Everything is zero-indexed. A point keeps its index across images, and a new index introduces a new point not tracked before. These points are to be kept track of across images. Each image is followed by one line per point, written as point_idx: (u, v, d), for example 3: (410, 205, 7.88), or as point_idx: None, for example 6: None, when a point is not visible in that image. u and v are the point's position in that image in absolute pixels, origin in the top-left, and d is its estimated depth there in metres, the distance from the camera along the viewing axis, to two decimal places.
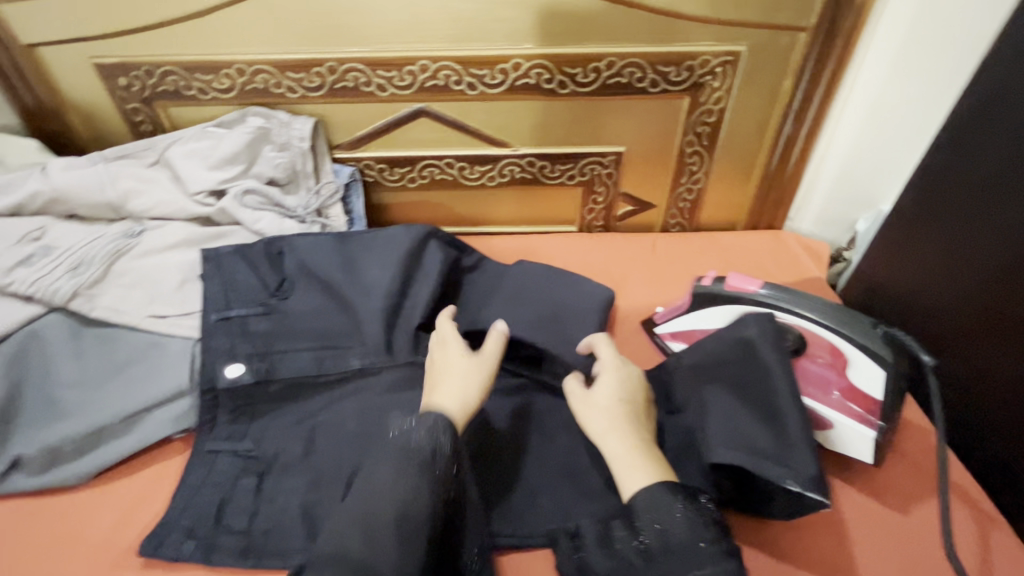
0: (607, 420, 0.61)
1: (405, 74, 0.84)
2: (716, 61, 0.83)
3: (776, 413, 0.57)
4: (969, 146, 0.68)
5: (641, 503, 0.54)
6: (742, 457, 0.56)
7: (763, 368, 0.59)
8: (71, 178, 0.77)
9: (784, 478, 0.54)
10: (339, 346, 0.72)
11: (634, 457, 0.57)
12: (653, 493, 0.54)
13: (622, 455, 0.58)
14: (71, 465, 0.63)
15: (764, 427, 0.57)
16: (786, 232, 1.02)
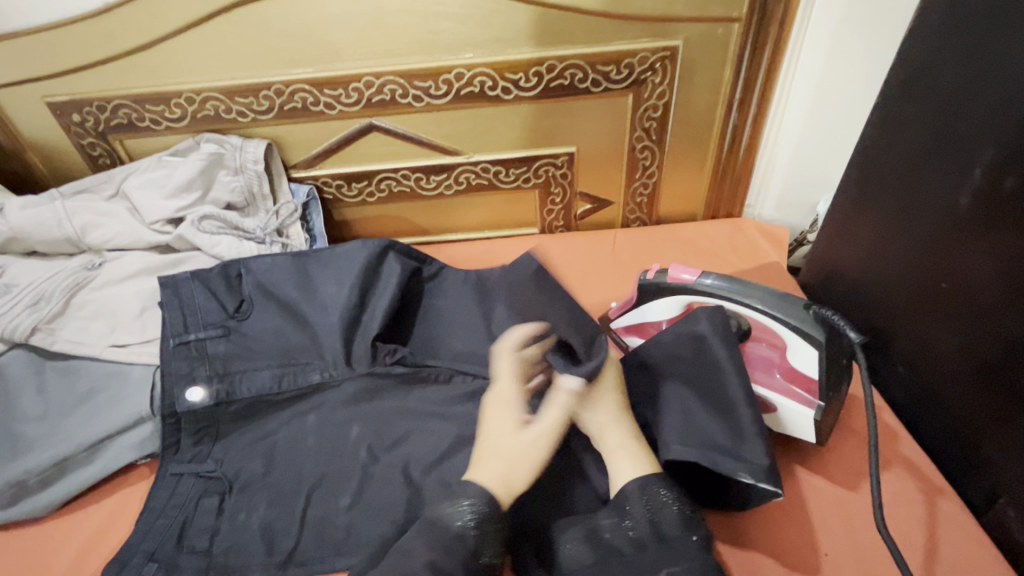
0: (601, 414, 0.61)
1: (351, 91, 0.85)
2: (655, 57, 0.84)
3: (730, 407, 0.58)
4: (895, 126, 0.68)
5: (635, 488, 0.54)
6: (697, 452, 0.56)
7: (717, 363, 0.60)
8: (28, 216, 0.79)
9: (739, 471, 0.54)
10: (297, 363, 0.72)
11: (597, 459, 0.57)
12: (647, 483, 0.54)
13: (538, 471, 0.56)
14: (37, 497, 0.64)
15: (717, 420, 0.58)
16: (745, 219, 1.03)
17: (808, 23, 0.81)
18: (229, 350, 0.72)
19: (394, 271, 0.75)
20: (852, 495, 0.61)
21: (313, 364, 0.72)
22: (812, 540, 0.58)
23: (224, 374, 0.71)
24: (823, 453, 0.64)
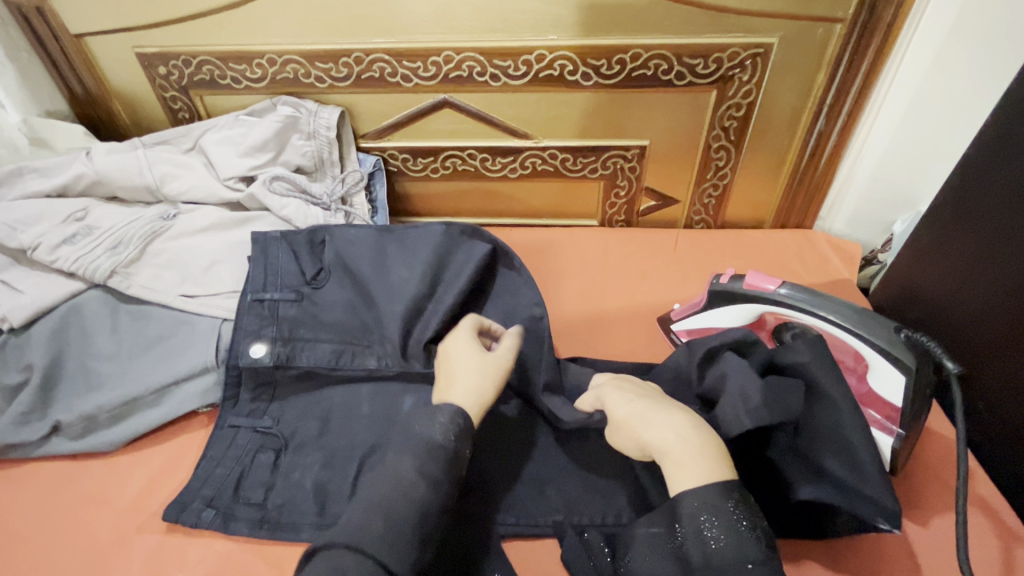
0: (639, 412, 0.55)
1: (430, 65, 0.84)
2: (746, 53, 0.80)
3: (839, 439, 0.54)
4: (1007, 148, 0.63)
5: (690, 502, 0.48)
6: (829, 491, 0.52)
7: (829, 400, 0.55)
8: (113, 162, 0.81)
9: (876, 516, 0.51)
10: (360, 339, 0.71)
11: (687, 456, 0.51)
12: (705, 495, 0.48)
13: (669, 450, 0.52)
14: (106, 432, 0.67)
15: (832, 458, 0.54)
16: (816, 232, 0.99)
17: (916, 29, 0.76)
18: (294, 316, 0.72)
19: (465, 266, 0.72)
20: (921, 530, 0.58)
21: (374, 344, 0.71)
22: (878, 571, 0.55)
23: (286, 338, 0.71)
24: (903, 487, 0.61)
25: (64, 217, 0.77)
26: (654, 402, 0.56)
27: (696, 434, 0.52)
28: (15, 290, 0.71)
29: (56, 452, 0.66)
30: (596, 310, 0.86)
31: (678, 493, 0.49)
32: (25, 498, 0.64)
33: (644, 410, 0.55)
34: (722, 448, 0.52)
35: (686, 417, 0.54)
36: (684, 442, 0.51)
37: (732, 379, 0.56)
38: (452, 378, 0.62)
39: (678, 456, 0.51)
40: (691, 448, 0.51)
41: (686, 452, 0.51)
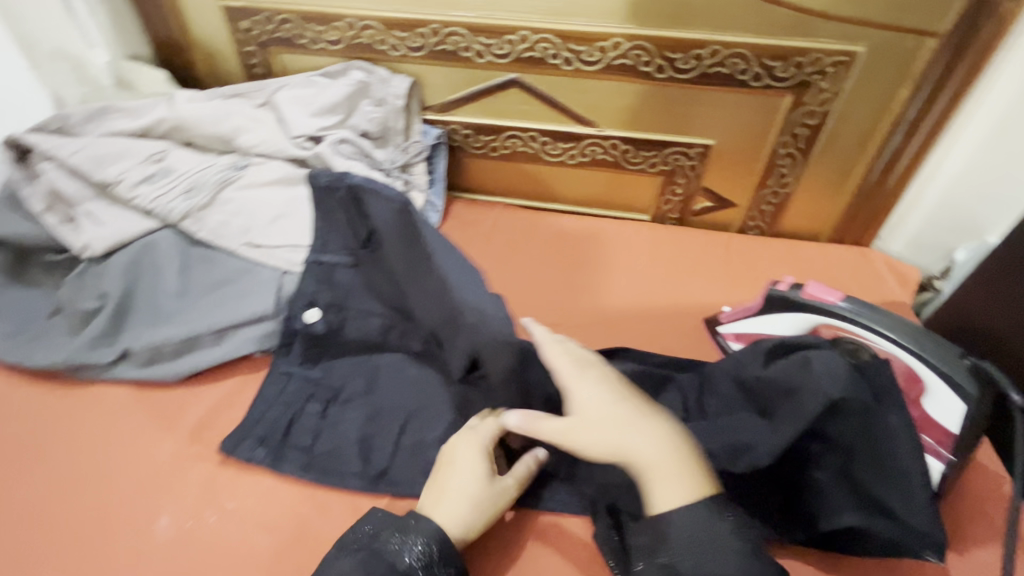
0: (605, 416, 0.56)
1: (505, 43, 0.85)
2: (829, 60, 0.78)
3: (892, 464, 0.54)
4: None
5: (676, 523, 0.50)
6: (864, 515, 0.54)
7: (886, 426, 0.54)
8: (192, 109, 0.84)
9: (925, 549, 0.53)
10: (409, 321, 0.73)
11: (668, 476, 0.52)
12: (694, 513, 0.50)
13: (645, 464, 0.53)
14: (169, 364, 0.71)
15: (885, 486, 0.54)
16: (874, 251, 0.96)
17: (1011, 55, 0.75)
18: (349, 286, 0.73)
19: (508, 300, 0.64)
20: (958, 559, 0.57)
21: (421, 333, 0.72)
22: None
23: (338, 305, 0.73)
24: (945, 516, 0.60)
25: (145, 157, 0.80)
26: (630, 409, 0.57)
27: (671, 453, 0.53)
28: (99, 220, 0.75)
29: (121, 377, 0.70)
30: (642, 304, 0.87)
31: (659, 511, 0.51)
32: (94, 417, 0.68)
33: (623, 419, 0.56)
34: (694, 460, 0.54)
35: (657, 427, 0.55)
36: (649, 454, 0.53)
37: (817, 364, 0.55)
38: (446, 482, 0.57)
39: (656, 473, 0.53)
40: (671, 465, 0.53)
41: (659, 470, 0.53)
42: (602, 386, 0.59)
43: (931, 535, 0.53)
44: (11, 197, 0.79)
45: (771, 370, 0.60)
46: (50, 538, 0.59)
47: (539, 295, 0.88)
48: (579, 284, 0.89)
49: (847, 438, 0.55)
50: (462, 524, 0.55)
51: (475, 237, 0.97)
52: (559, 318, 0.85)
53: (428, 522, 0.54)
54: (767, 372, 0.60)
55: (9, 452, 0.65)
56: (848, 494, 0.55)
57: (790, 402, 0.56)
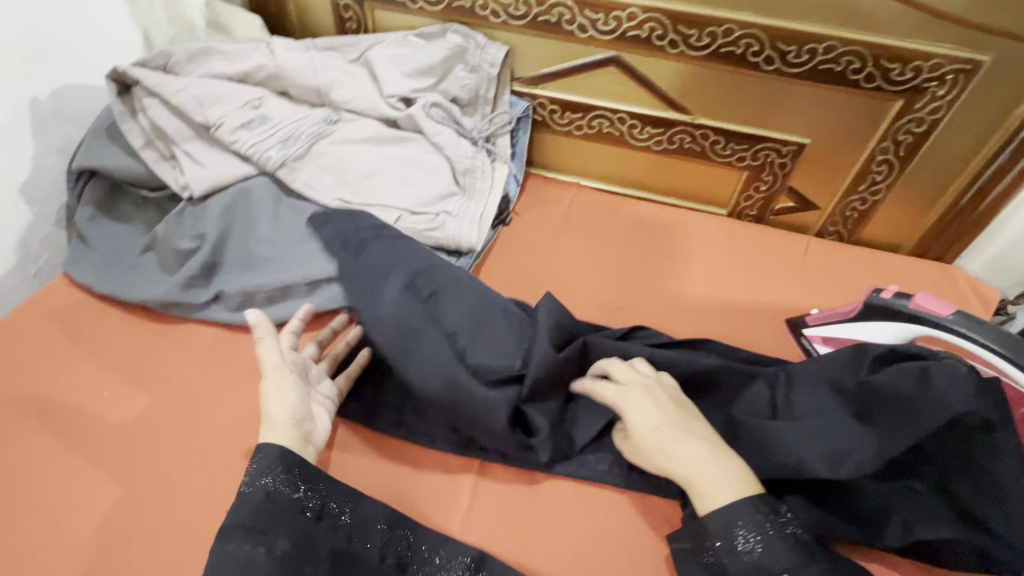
0: (660, 438, 0.56)
1: (611, 19, 0.83)
2: (950, 67, 0.76)
3: (987, 480, 0.55)
4: None
5: (719, 518, 0.51)
6: (960, 530, 0.55)
7: (992, 444, 0.54)
8: (291, 58, 0.84)
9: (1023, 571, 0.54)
10: (503, 343, 0.66)
11: (715, 477, 0.53)
12: (739, 509, 0.51)
13: (695, 473, 0.53)
14: (261, 310, 0.72)
15: (987, 504, 0.55)
16: (956, 269, 0.94)
17: None
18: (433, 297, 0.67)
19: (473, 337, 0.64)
20: None
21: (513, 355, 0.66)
22: None
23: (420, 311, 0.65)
24: None
25: (243, 102, 0.80)
26: (675, 425, 0.56)
27: (717, 465, 0.54)
28: (197, 162, 0.76)
29: (214, 318, 0.72)
30: (720, 299, 0.86)
31: (709, 512, 0.52)
32: (187, 354, 0.70)
33: (665, 439, 0.55)
34: (745, 468, 0.54)
35: (704, 444, 0.55)
36: (703, 470, 0.53)
37: (937, 375, 0.56)
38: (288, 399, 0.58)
39: (706, 484, 0.53)
40: (716, 472, 0.53)
41: (708, 482, 0.53)
42: (647, 403, 0.58)
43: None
44: (110, 131, 0.80)
45: (878, 377, 0.59)
46: (150, 467, 0.61)
47: (616, 280, 0.88)
48: (655, 273, 0.89)
49: (940, 452, 0.57)
50: (300, 436, 0.57)
51: (552, 215, 0.96)
52: (637, 305, 0.85)
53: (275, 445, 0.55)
54: (874, 380, 0.59)
55: (108, 379, 0.67)
56: (944, 508, 0.56)
57: (906, 412, 0.56)
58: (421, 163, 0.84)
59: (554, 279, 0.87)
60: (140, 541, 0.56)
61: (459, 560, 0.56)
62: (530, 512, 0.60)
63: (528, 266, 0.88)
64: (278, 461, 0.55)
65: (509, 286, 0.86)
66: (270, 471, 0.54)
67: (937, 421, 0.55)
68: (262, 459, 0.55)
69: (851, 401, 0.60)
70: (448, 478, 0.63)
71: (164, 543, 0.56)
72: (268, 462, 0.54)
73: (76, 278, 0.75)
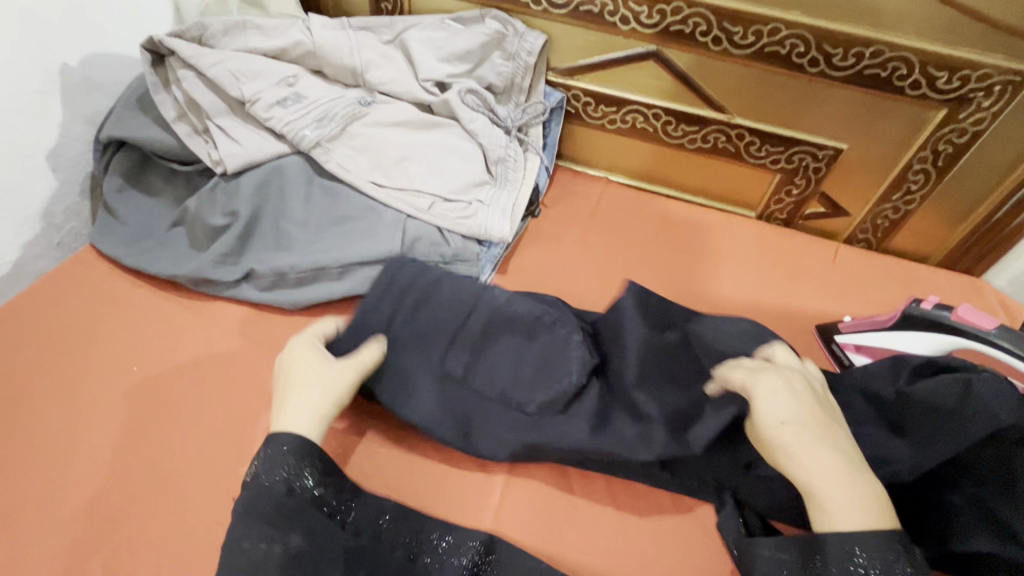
0: (804, 442, 0.51)
1: (655, 12, 0.82)
2: (999, 78, 0.75)
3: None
4: None
5: (835, 542, 0.49)
6: (997, 543, 0.54)
7: None
8: (328, 36, 0.82)
9: None
10: (552, 369, 0.64)
11: (845, 497, 0.50)
12: (869, 540, 0.48)
13: (828, 488, 0.50)
14: (292, 291, 0.71)
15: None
16: (984, 282, 0.94)
17: None
18: (473, 350, 0.66)
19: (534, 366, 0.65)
20: None
21: (569, 371, 0.64)
22: None
23: (464, 373, 0.65)
24: None
25: (279, 79, 0.78)
26: (809, 429, 0.52)
27: (849, 484, 0.50)
28: (231, 138, 0.75)
29: (244, 297, 0.71)
30: (749, 301, 0.85)
31: (829, 532, 0.49)
32: (216, 332, 0.69)
33: (803, 446, 0.51)
34: (878, 493, 0.50)
35: (839, 458, 0.51)
36: (831, 484, 0.50)
37: (981, 387, 0.55)
38: (298, 387, 0.58)
39: (830, 500, 0.50)
40: (850, 491, 0.50)
41: (834, 499, 0.50)
42: (787, 400, 0.53)
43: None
44: (141, 103, 0.79)
45: (916, 388, 0.59)
46: (181, 444, 0.61)
47: (645, 276, 0.87)
48: (684, 271, 0.88)
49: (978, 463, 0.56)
50: (319, 424, 0.56)
51: (582, 209, 0.95)
52: (666, 303, 0.84)
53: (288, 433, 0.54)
54: (910, 390, 0.59)
55: (137, 353, 0.67)
56: (983, 522, 0.55)
57: (946, 423, 0.56)
58: (455, 150, 0.83)
59: (584, 273, 0.86)
60: (172, 517, 0.56)
61: (468, 545, 0.56)
62: (560, 505, 0.61)
63: (557, 259, 0.87)
64: (303, 454, 0.54)
65: (538, 278, 0.85)
66: (294, 463, 0.54)
67: (979, 432, 0.54)
68: (284, 450, 0.54)
69: (887, 410, 0.61)
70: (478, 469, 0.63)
71: (195, 520, 0.56)
72: (284, 450, 0.54)
73: (104, 250, 0.75)
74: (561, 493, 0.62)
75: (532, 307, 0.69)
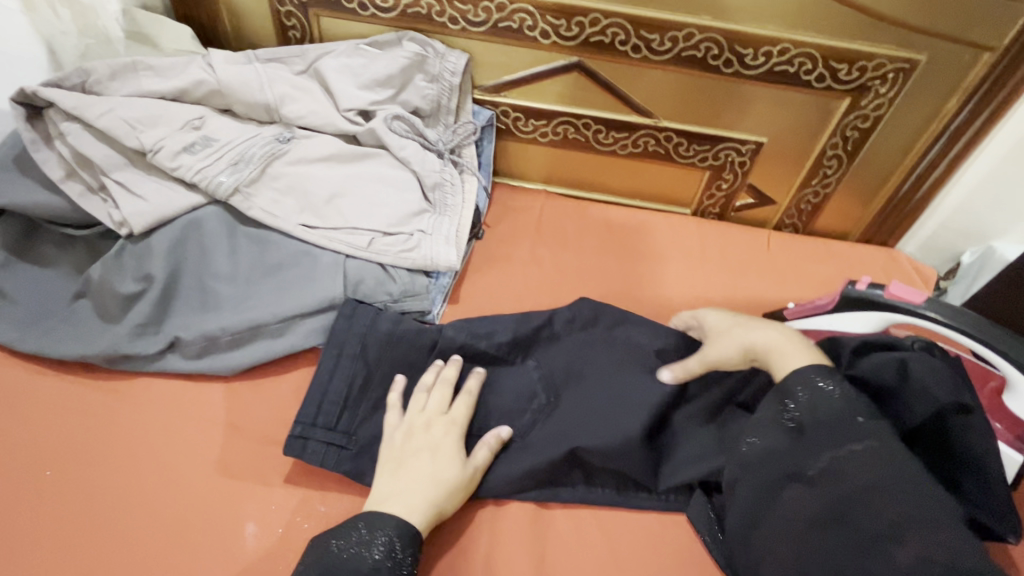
0: (739, 328, 0.62)
1: (574, 25, 0.82)
2: (892, 66, 0.81)
3: (967, 453, 0.56)
4: None
5: (812, 401, 0.52)
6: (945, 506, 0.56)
7: (969, 422, 0.57)
8: (232, 72, 0.76)
9: (1011, 534, 0.55)
10: (518, 397, 0.65)
11: (790, 348, 0.57)
12: (819, 389, 0.52)
13: (775, 347, 0.58)
14: (226, 355, 0.64)
15: (971, 477, 0.56)
16: (898, 252, 1.01)
17: None
18: None
19: (512, 381, 0.66)
20: None
21: (535, 389, 0.66)
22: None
23: None
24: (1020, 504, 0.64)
25: (182, 123, 0.71)
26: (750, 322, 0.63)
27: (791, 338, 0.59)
28: (134, 193, 0.67)
29: (169, 370, 0.64)
30: (696, 298, 0.87)
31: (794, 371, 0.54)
32: (141, 414, 0.61)
33: (743, 321, 0.63)
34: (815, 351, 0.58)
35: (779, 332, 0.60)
36: (775, 346, 0.58)
37: (917, 365, 0.58)
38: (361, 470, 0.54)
39: (778, 352, 0.57)
40: (792, 345, 0.58)
41: (783, 348, 0.57)
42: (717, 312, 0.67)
43: (1010, 517, 0.55)
44: (19, 162, 0.69)
45: (859, 369, 0.60)
46: (114, 554, 0.52)
47: (598, 288, 0.86)
48: (631, 276, 0.89)
49: (923, 430, 0.57)
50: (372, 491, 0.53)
51: (525, 225, 0.93)
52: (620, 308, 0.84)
53: (388, 516, 0.52)
54: (856, 372, 0.60)
55: (49, 453, 0.58)
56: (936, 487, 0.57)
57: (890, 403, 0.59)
58: (389, 179, 0.79)
59: (537, 290, 0.84)
60: None
61: None
62: (550, 542, 0.58)
63: (508, 279, 0.84)
64: (408, 542, 0.51)
65: (490, 301, 0.81)
66: (395, 551, 0.50)
67: (924, 410, 0.57)
68: (386, 535, 0.51)
69: None
70: (456, 520, 0.58)
71: None
72: (396, 537, 0.51)
73: None
74: (549, 527, 0.59)
75: (485, 341, 0.67)
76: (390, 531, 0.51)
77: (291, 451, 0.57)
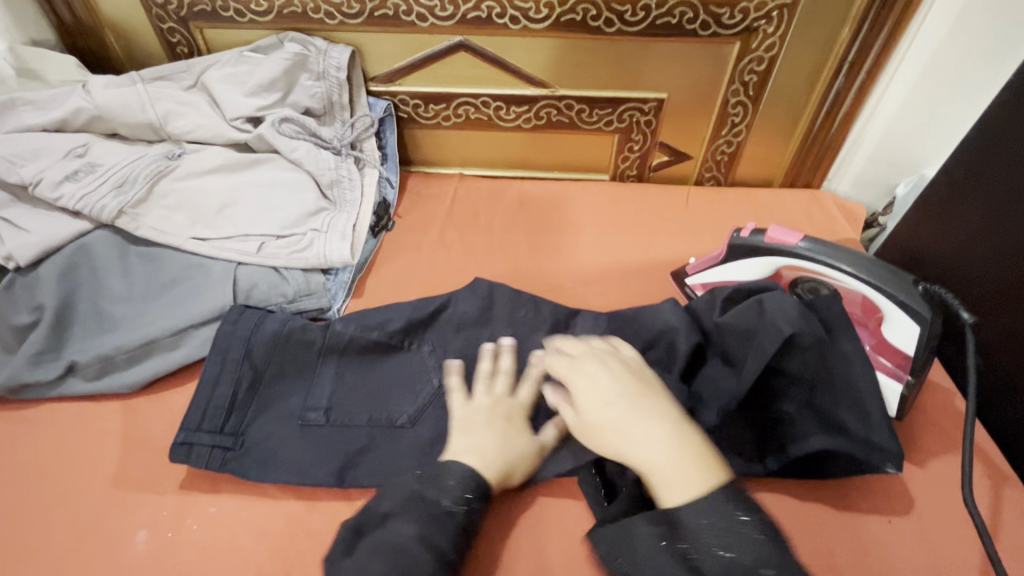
0: (621, 426, 0.54)
1: (447, 4, 0.81)
2: (774, 3, 0.79)
3: (840, 385, 0.57)
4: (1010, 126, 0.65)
5: (690, 503, 0.47)
6: (822, 441, 0.56)
7: (841, 354, 0.58)
8: (113, 96, 0.77)
9: (887, 464, 0.55)
10: (410, 384, 0.66)
11: (671, 465, 0.51)
12: (703, 497, 0.47)
13: (659, 464, 0.51)
14: (124, 373, 0.67)
15: (845, 409, 0.57)
16: (823, 193, 0.99)
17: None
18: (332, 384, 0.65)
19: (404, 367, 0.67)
20: (916, 469, 0.61)
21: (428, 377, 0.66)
22: (879, 505, 0.59)
23: (328, 417, 0.63)
24: (909, 432, 0.64)
25: (65, 153, 0.73)
26: (631, 401, 0.55)
27: (676, 444, 0.52)
28: (19, 227, 0.69)
29: (69, 394, 0.66)
30: (610, 265, 0.86)
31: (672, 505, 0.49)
32: (41, 438, 0.63)
33: (623, 420, 0.54)
34: (704, 453, 0.51)
35: (661, 424, 0.53)
36: (659, 459, 0.51)
37: (770, 305, 0.58)
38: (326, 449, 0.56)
39: (661, 472, 0.51)
40: (676, 462, 0.51)
41: (662, 470, 0.51)
42: (604, 381, 0.57)
43: (884, 447, 0.55)
44: None
45: (727, 317, 0.62)
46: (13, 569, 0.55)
47: (507, 265, 0.86)
48: (541, 249, 0.89)
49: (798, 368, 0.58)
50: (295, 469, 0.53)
51: (436, 211, 0.93)
52: (530, 282, 0.84)
53: (462, 462, 0.55)
54: (722, 320, 0.62)
55: None
56: (815, 422, 0.57)
57: (748, 348, 0.59)
58: (283, 183, 0.80)
59: (445, 275, 0.84)
60: None
61: None
62: None
63: (415, 267, 0.85)
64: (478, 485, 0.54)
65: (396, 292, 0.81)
66: (468, 489, 0.53)
67: (772, 347, 0.56)
68: (456, 477, 0.53)
69: (715, 343, 0.64)
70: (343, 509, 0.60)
71: None
72: (460, 477, 0.53)
73: None
74: None
75: (376, 331, 0.68)
76: (462, 471, 0.54)
77: (177, 457, 0.59)
